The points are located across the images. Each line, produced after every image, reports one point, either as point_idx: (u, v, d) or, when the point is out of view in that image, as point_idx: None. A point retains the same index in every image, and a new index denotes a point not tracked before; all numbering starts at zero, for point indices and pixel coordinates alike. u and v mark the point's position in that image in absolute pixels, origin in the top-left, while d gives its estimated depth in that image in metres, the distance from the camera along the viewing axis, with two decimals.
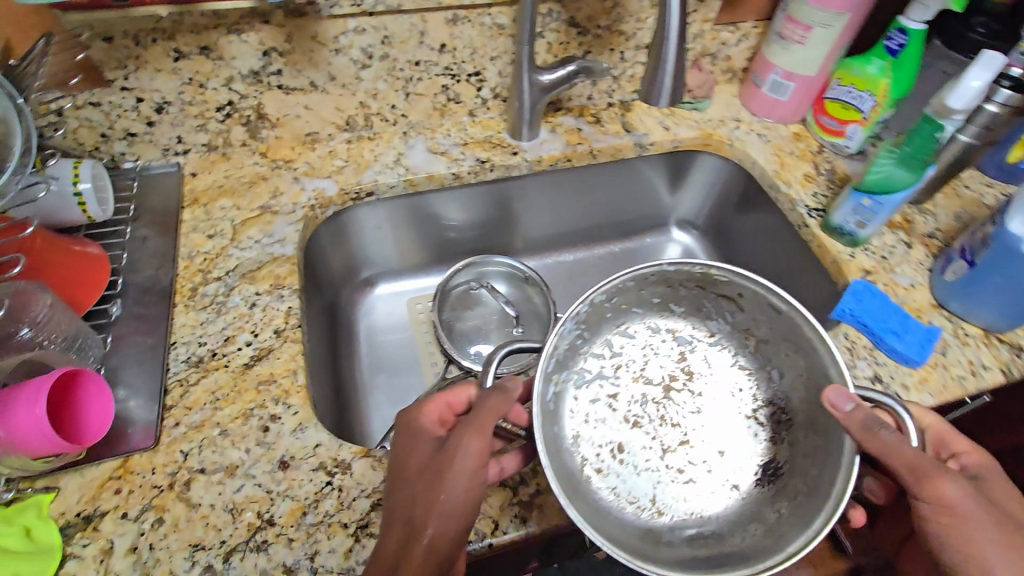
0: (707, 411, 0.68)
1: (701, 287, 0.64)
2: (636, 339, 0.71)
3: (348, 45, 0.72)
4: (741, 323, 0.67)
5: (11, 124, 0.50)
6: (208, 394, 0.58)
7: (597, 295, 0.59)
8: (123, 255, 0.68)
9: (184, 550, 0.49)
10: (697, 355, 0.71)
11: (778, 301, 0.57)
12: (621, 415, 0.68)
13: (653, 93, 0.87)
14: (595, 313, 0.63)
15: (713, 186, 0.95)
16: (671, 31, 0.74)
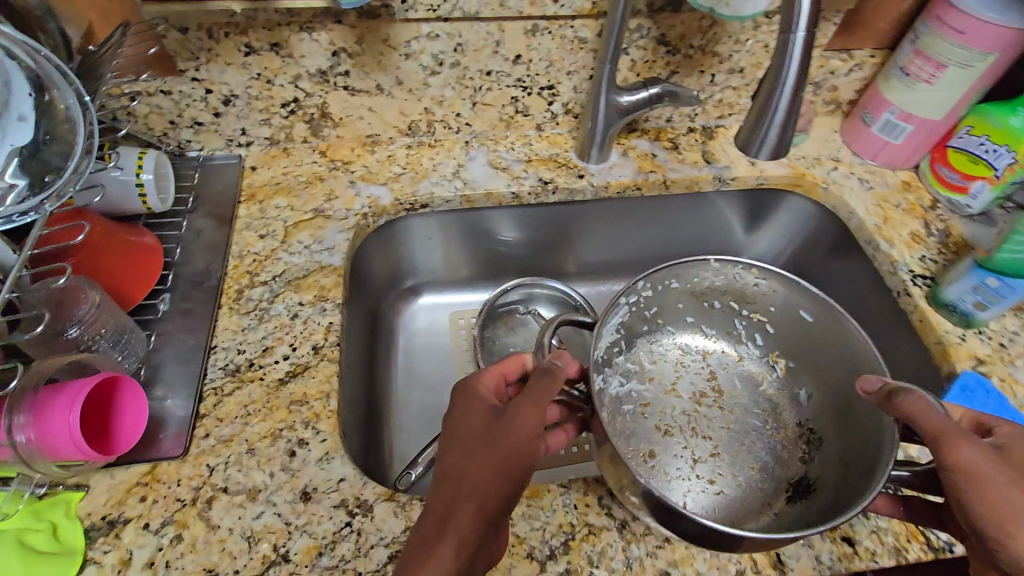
0: (740, 429, 0.68)
1: (735, 304, 0.70)
2: (668, 355, 0.74)
3: (419, 50, 0.68)
4: (771, 342, 0.71)
5: (76, 122, 0.49)
6: (240, 407, 0.57)
7: (646, 289, 0.65)
8: (177, 249, 0.67)
9: (198, 573, 0.48)
10: (727, 375, 0.73)
11: (808, 310, 0.63)
12: (655, 422, 0.68)
13: (755, 142, 0.74)
14: (634, 319, 0.70)
15: (799, 230, 0.86)
16: (789, 78, 0.61)
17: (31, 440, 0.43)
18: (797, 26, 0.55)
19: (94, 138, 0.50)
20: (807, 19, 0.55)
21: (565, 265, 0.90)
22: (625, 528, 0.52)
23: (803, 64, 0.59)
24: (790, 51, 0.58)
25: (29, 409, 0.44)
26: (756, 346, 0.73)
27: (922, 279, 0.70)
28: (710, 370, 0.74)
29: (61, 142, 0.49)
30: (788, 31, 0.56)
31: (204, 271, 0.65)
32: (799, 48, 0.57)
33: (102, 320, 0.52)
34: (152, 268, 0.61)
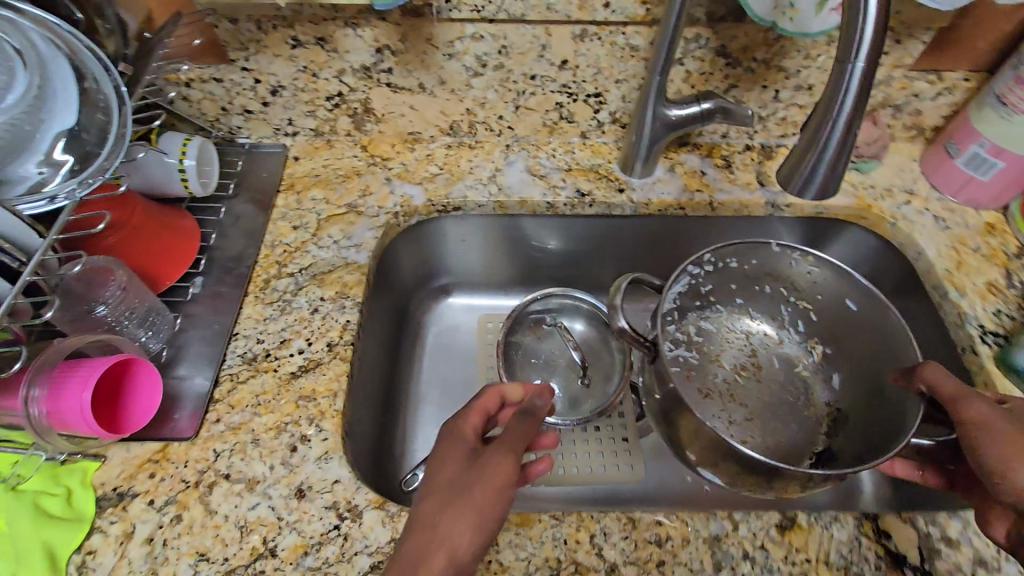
0: (770, 400, 0.68)
1: (783, 290, 0.68)
2: (710, 336, 0.72)
3: (463, 51, 0.66)
4: (814, 328, 0.69)
5: (112, 113, 0.50)
6: (252, 396, 0.58)
7: (709, 260, 0.63)
8: (213, 235, 0.68)
9: (190, 556, 0.49)
10: (766, 356, 0.71)
11: (854, 299, 0.62)
12: (695, 387, 0.69)
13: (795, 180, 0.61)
14: (690, 290, 0.67)
15: (860, 267, 0.79)
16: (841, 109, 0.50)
17: (45, 412, 0.46)
18: (856, 53, 0.45)
19: (126, 127, 0.51)
20: (869, 44, 0.45)
21: (599, 280, 0.87)
22: (614, 572, 0.49)
23: (860, 99, 0.48)
24: (843, 85, 0.47)
25: (47, 383, 0.46)
26: (798, 332, 0.71)
27: (993, 336, 0.63)
28: (749, 348, 0.72)
29: (99, 131, 0.50)
30: (845, 58, 0.46)
31: (236, 257, 0.67)
32: (856, 81, 0.47)
33: (126, 301, 0.55)
34: (184, 258, 0.63)
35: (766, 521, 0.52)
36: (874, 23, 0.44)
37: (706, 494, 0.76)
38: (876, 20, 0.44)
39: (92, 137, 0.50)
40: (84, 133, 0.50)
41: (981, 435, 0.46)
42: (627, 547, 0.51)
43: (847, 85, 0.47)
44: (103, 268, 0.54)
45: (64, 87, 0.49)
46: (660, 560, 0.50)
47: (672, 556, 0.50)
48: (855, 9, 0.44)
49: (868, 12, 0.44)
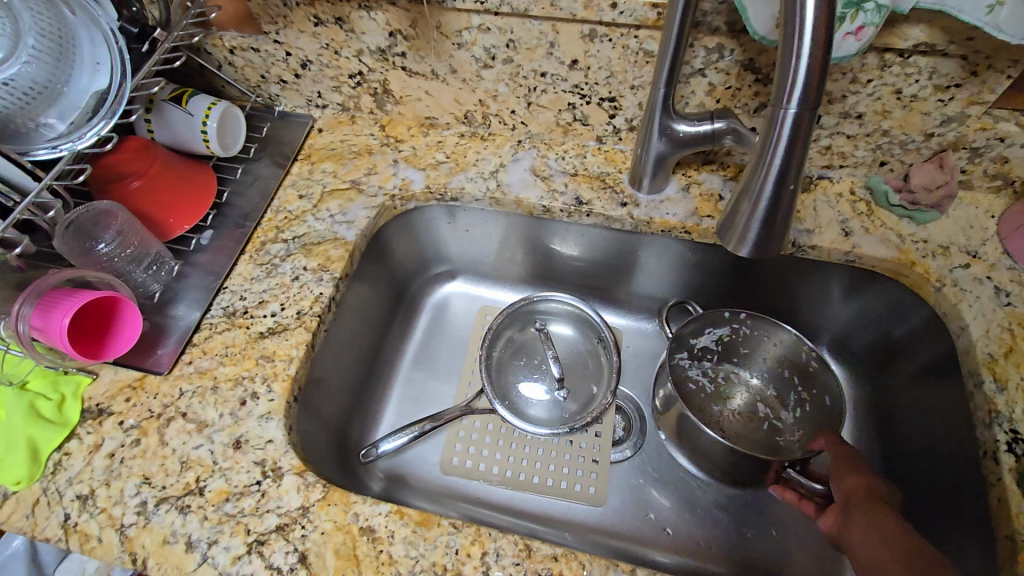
0: (743, 443, 0.72)
1: (795, 376, 0.74)
2: (724, 387, 0.77)
3: (471, 41, 0.65)
4: (810, 417, 0.72)
5: (115, 75, 0.57)
6: (223, 346, 0.63)
7: (744, 320, 0.74)
8: (226, 193, 0.74)
9: (135, 478, 0.56)
10: (761, 424, 0.74)
11: (830, 394, 0.69)
12: (696, 405, 0.75)
13: (744, 209, 0.45)
14: (732, 343, 0.76)
15: (897, 330, 0.68)
16: (783, 134, 0.40)
17: (32, 328, 0.54)
18: (789, 98, 0.38)
19: (127, 90, 0.58)
20: (803, 88, 0.37)
21: (604, 290, 0.83)
22: None
23: (796, 152, 0.40)
24: (776, 132, 0.40)
25: (37, 304, 0.55)
26: (794, 417, 0.73)
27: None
28: (751, 409, 0.75)
29: (102, 90, 0.56)
30: (776, 101, 0.39)
31: (245, 216, 0.72)
32: (793, 129, 0.39)
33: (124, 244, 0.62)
34: (194, 214, 0.69)
35: None
36: (812, 60, 0.36)
37: (666, 538, 0.70)
38: (814, 55, 0.36)
39: (98, 96, 0.56)
40: (93, 91, 0.56)
41: (839, 460, 0.62)
42: (515, 573, 0.50)
43: (780, 135, 0.39)
44: (109, 212, 0.62)
45: (81, 49, 0.56)
46: None
47: None
48: (789, 46, 0.36)
49: (804, 43, 0.36)
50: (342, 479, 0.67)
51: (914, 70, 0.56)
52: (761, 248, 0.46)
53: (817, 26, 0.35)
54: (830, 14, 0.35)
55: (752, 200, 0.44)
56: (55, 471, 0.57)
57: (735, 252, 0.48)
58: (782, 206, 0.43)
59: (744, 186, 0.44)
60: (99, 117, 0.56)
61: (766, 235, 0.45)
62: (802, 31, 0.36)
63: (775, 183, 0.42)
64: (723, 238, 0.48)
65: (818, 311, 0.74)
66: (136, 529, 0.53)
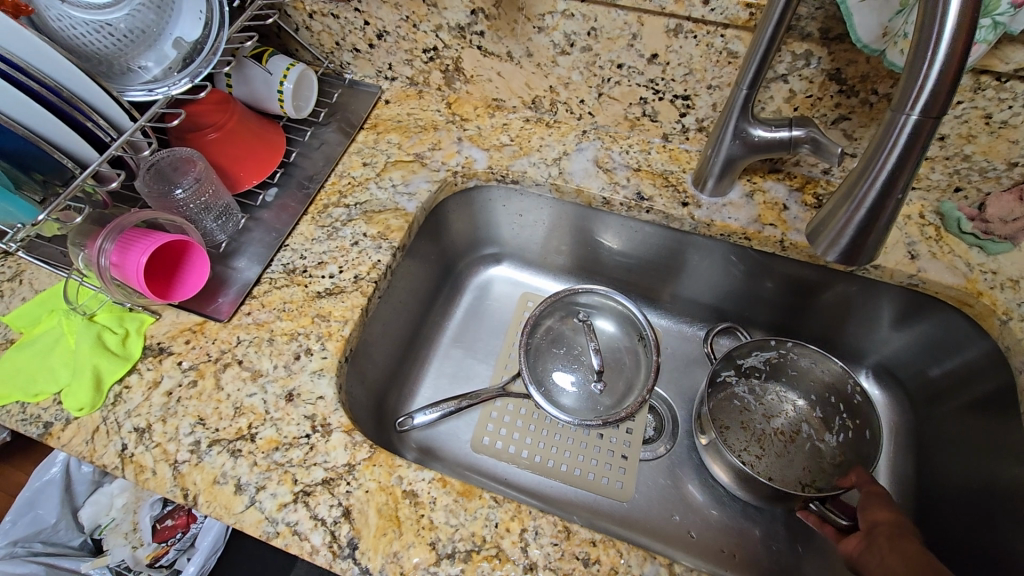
0: (783, 463, 0.72)
1: (841, 404, 0.73)
2: (770, 404, 0.77)
3: (552, 26, 0.65)
4: (852, 444, 0.71)
5: (212, 27, 0.58)
6: (281, 301, 0.65)
7: (791, 346, 0.74)
8: (294, 153, 0.76)
9: (190, 418, 0.58)
10: (801, 444, 0.74)
11: (871, 427, 0.68)
12: (738, 419, 0.75)
13: (838, 217, 0.46)
14: (779, 365, 0.76)
15: (950, 362, 0.68)
16: (897, 143, 0.39)
17: (111, 263, 0.57)
18: (913, 104, 0.38)
19: (220, 43, 0.59)
20: (930, 95, 0.37)
21: (649, 289, 0.83)
22: (531, 571, 0.50)
23: (909, 160, 0.40)
24: (892, 138, 0.40)
25: (118, 240, 0.57)
26: (837, 441, 0.73)
27: None
28: (794, 430, 0.75)
29: (197, 41, 0.58)
30: (899, 106, 0.39)
31: (310, 178, 0.74)
32: (910, 136, 0.39)
33: (199, 190, 0.64)
34: (262, 171, 0.71)
35: None
36: (943, 67, 0.36)
37: (690, 542, 0.69)
38: (948, 64, 0.36)
39: (191, 46, 0.58)
40: (188, 41, 0.58)
41: (870, 495, 0.59)
42: (553, 552, 0.51)
43: (898, 141, 0.39)
44: (188, 159, 0.65)
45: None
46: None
47: None
48: (921, 52, 0.36)
49: (940, 49, 0.35)
50: (376, 437, 0.68)
51: (1008, 95, 0.55)
52: (850, 255, 0.47)
53: (957, 32, 0.35)
54: (973, 23, 0.34)
55: (853, 205, 0.44)
56: (115, 402, 0.59)
57: (823, 255, 0.48)
58: (882, 216, 0.44)
59: (845, 193, 0.45)
60: (184, 74, 0.58)
61: (858, 244, 0.46)
62: (940, 37, 0.35)
63: (881, 191, 0.42)
64: (813, 241, 0.49)
65: (870, 333, 0.74)
66: (189, 466, 0.55)
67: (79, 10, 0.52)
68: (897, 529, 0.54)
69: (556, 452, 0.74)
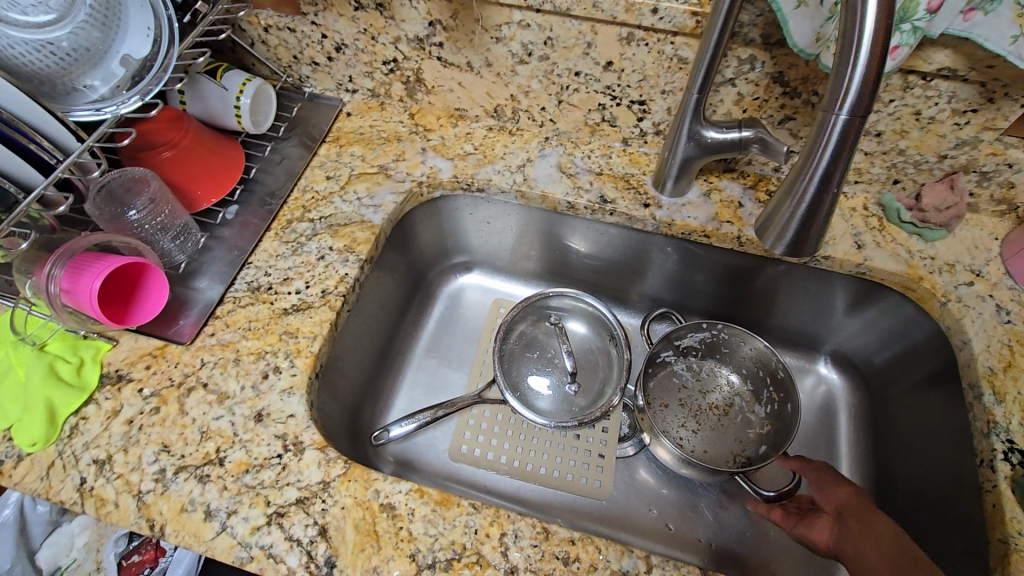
0: (716, 436, 0.75)
1: (769, 378, 0.76)
2: (705, 381, 0.79)
3: (510, 37, 0.67)
4: (778, 415, 0.75)
5: (160, 45, 0.57)
6: (246, 320, 0.63)
7: (721, 329, 0.77)
8: (253, 169, 0.74)
9: (154, 445, 0.55)
10: (735, 417, 0.77)
11: (792, 401, 0.73)
12: (676, 397, 0.78)
13: (781, 213, 0.48)
14: (712, 345, 0.79)
15: (899, 344, 0.72)
16: (830, 141, 0.42)
17: (61, 290, 0.54)
18: (841, 104, 0.40)
19: (171, 60, 0.57)
20: (856, 95, 0.39)
21: (616, 290, 0.84)
22: (513, 574, 0.50)
23: (841, 158, 0.42)
24: (825, 136, 0.42)
25: (67, 266, 0.55)
26: (765, 412, 0.76)
27: (1020, 456, 0.55)
28: (727, 404, 0.78)
29: (146, 59, 0.57)
30: (829, 106, 0.41)
31: (272, 194, 0.73)
32: (841, 133, 0.41)
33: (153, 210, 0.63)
34: (220, 188, 0.69)
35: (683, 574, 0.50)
36: (865, 70, 0.39)
37: (669, 535, 0.71)
38: (869, 67, 0.38)
39: (140, 64, 0.57)
40: (137, 58, 0.56)
41: (819, 475, 0.64)
42: (532, 554, 0.51)
43: (830, 139, 0.41)
44: (140, 179, 0.63)
45: (128, 15, 0.56)
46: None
47: None
48: (845, 56, 0.39)
49: (861, 53, 0.38)
50: (351, 453, 0.68)
51: (934, 93, 0.59)
52: (795, 248, 0.49)
53: (875, 38, 0.38)
54: (887, 31, 0.38)
55: (795, 199, 0.46)
56: (72, 434, 0.56)
57: (771, 249, 0.50)
58: (822, 210, 0.46)
59: (788, 187, 0.46)
60: (133, 92, 0.56)
61: (802, 236, 0.48)
62: (860, 43, 0.38)
63: (819, 185, 0.44)
64: (761, 235, 0.51)
65: (825, 322, 0.77)
66: (154, 496, 0.53)
67: (17, 30, 0.50)
68: (868, 513, 0.58)
69: (533, 455, 0.74)
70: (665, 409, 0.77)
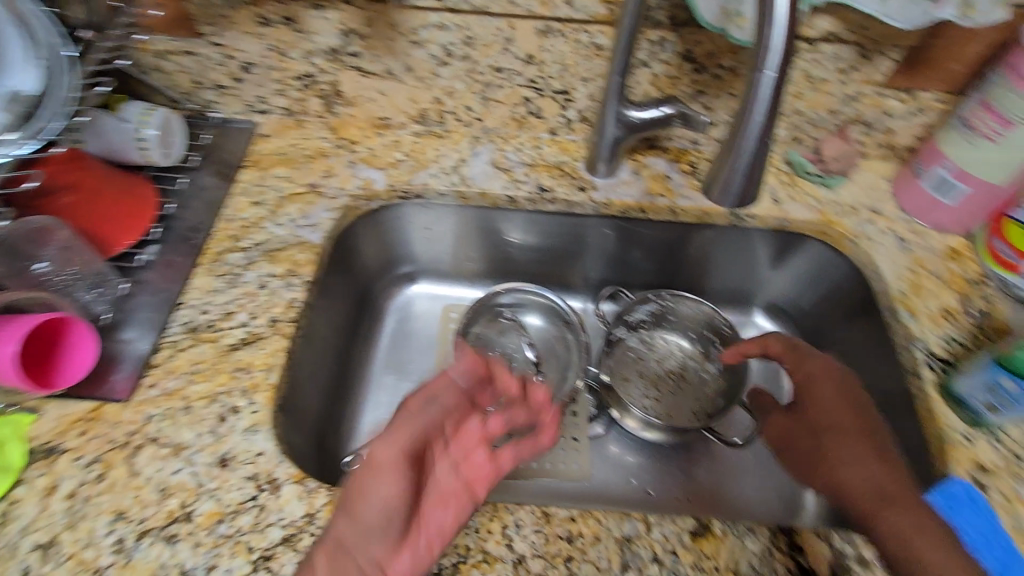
0: (678, 399, 0.79)
1: (715, 336, 0.81)
2: (659, 350, 0.83)
3: (428, 39, 0.70)
4: (729, 369, 0.80)
5: (53, 77, 0.53)
6: (190, 363, 0.59)
7: (666, 297, 0.81)
8: (173, 204, 0.69)
9: (108, 514, 0.50)
10: (692, 378, 0.81)
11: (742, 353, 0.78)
12: (635, 369, 0.81)
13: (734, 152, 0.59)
14: (660, 315, 0.83)
15: (823, 286, 0.79)
16: (764, 95, 0.50)
17: None
18: (768, 65, 0.48)
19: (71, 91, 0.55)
20: (780, 54, 0.47)
21: (562, 277, 0.86)
22: (521, 563, 0.50)
23: (772, 106, 0.51)
24: (759, 92, 0.50)
25: None
26: (717, 369, 0.81)
27: (940, 362, 0.63)
28: (682, 367, 0.82)
29: (34, 93, 0.52)
30: (757, 67, 0.49)
31: (193, 228, 0.68)
32: (772, 88, 0.49)
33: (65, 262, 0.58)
34: (135, 228, 0.64)
35: (680, 526, 0.52)
36: (784, 31, 0.46)
37: (651, 500, 0.74)
38: (785, 32, 0.46)
39: (31, 99, 0.52)
40: (24, 94, 0.52)
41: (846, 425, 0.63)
42: (537, 540, 0.51)
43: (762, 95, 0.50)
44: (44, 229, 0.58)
45: (7, 50, 0.52)
46: (569, 555, 0.51)
47: (581, 553, 0.51)
48: (767, 25, 0.46)
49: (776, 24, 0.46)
50: (319, 472, 0.65)
51: (818, 55, 0.67)
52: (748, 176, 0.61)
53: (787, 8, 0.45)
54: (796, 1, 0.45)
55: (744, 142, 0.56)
56: (3, 522, 0.50)
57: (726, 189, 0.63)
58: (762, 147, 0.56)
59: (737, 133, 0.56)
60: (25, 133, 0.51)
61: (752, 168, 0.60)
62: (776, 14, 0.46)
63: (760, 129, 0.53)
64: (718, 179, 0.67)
65: (757, 277, 0.83)
66: (117, 569, 0.48)
67: None
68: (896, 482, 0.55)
69: None
70: (627, 383, 0.79)
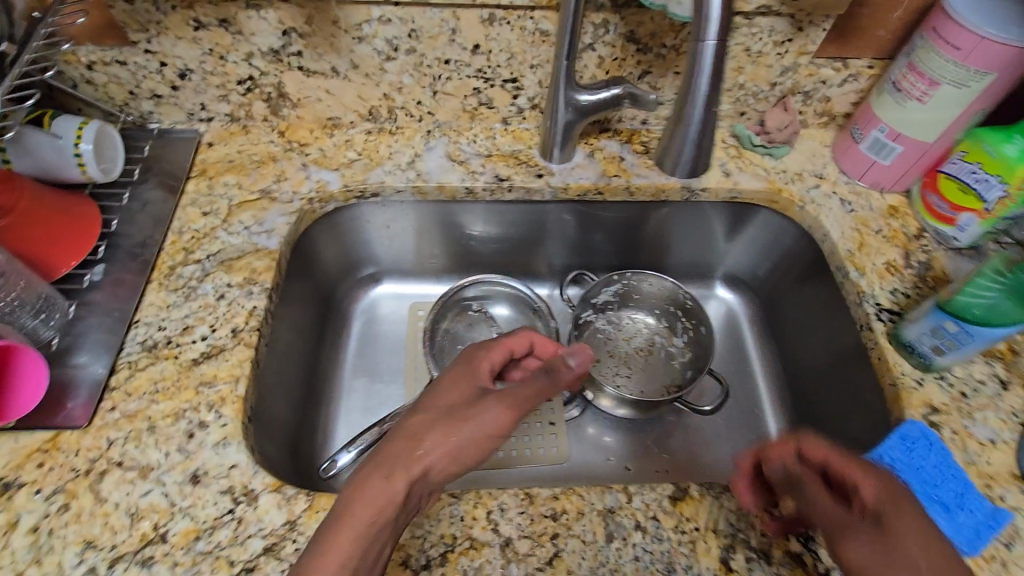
0: (648, 375, 0.81)
1: (679, 310, 0.83)
2: (626, 329, 0.84)
3: (372, 34, 0.67)
4: (695, 340, 0.82)
5: None
6: (150, 382, 0.57)
7: (628, 276, 0.83)
8: (114, 221, 0.67)
9: (77, 545, 0.48)
10: (660, 353, 0.83)
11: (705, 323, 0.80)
12: (605, 349, 0.83)
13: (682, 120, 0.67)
14: (624, 294, 0.84)
15: (776, 252, 0.82)
16: (705, 62, 0.58)
17: None
18: (707, 35, 0.55)
19: None
20: (715, 23, 0.54)
21: (527, 264, 0.87)
22: (508, 546, 0.51)
23: (713, 76, 0.59)
24: (701, 59, 0.57)
25: None
26: (684, 341, 0.83)
27: (888, 313, 0.66)
28: (649, 343, 0.83)
29: None
30: (699, 38, 0.56)
31: (141, 244, 0.65)
32: (712, 56, 0.57)
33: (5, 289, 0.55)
34: (80, 249, 0.62)
35: (660, 493, 0.54)
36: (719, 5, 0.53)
37: (630, 476, 0.75)
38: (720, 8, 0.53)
39: None
40: None
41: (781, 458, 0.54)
42: (523, 521, 0.52)
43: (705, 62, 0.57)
44: None
45: None
46: (555, 532, 0.51)
47: (566, 529, 0.52)
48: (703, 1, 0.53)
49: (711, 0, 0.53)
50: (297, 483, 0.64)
51: (757, 30, 0.69)
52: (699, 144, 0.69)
53: None
54: None
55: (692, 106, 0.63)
56: None
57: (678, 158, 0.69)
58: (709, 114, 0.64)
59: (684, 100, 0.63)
60: None
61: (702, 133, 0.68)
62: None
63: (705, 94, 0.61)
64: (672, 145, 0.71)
65: (714, 249, 0.86)
66: None
67: None
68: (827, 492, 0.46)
69: None
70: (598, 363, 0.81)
